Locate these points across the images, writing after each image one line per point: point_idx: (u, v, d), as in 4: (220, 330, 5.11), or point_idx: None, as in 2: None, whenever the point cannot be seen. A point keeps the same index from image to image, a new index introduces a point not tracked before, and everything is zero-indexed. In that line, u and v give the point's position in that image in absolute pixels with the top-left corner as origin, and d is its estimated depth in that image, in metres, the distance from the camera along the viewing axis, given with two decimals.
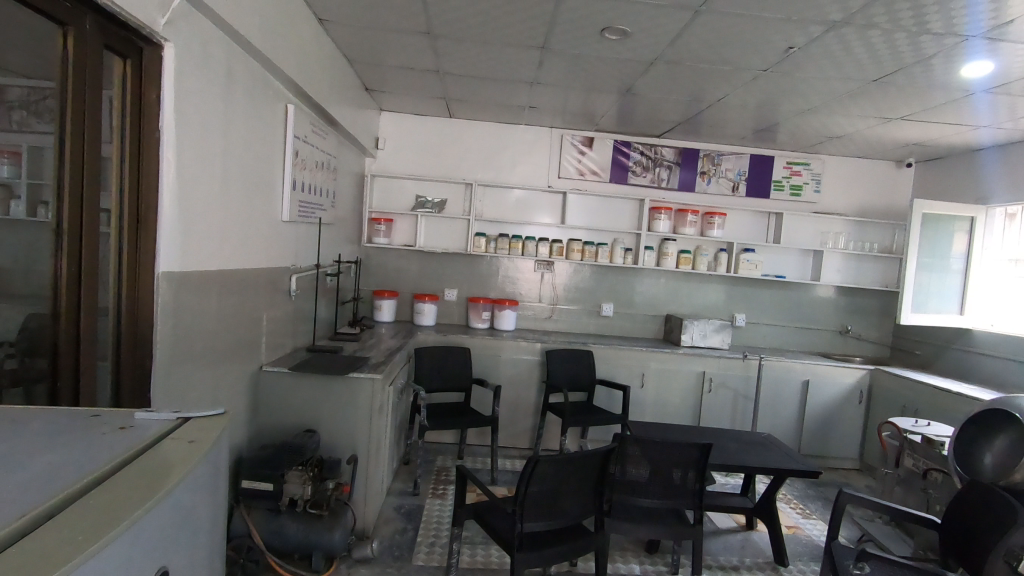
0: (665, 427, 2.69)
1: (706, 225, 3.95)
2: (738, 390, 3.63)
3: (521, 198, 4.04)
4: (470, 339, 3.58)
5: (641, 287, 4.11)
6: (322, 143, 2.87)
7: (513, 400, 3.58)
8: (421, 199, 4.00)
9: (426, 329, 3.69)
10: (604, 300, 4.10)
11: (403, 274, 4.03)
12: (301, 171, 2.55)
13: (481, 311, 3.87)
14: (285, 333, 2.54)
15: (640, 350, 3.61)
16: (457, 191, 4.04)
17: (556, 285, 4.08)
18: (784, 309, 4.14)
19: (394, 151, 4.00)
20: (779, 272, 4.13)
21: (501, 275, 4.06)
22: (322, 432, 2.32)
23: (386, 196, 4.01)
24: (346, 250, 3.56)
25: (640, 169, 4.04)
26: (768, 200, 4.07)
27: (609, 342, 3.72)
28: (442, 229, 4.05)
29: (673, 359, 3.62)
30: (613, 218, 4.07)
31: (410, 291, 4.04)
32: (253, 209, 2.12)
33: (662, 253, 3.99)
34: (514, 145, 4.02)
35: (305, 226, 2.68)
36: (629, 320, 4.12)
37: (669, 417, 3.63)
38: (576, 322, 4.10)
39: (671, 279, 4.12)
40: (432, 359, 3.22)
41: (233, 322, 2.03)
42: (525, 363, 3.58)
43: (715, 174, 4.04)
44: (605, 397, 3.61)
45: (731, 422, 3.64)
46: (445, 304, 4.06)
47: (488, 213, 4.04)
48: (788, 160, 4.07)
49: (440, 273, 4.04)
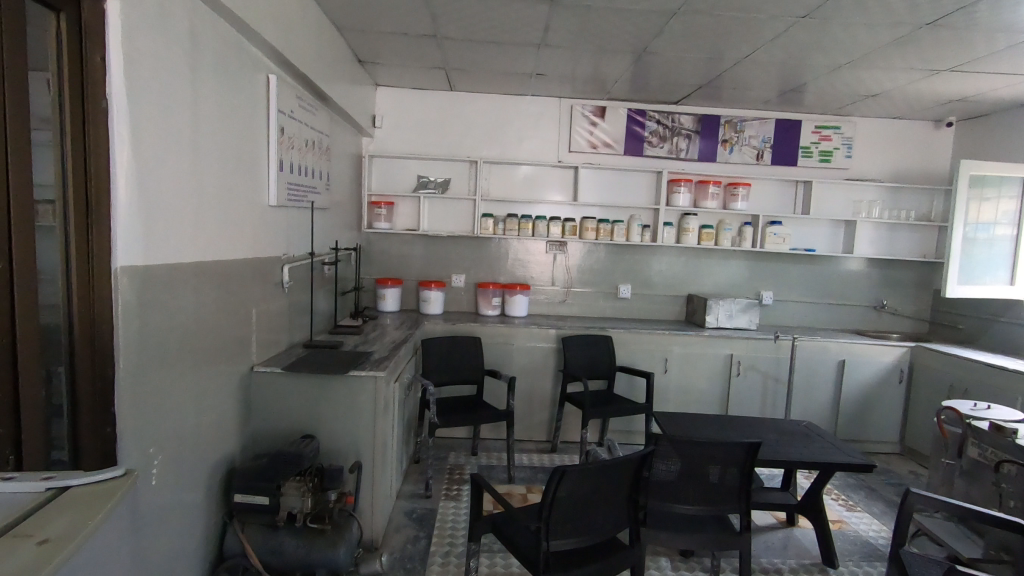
0: (695, 421, 2.46)
1: (729, 198, 3.71)
2: (768, 373, 3.40)
3: (529, 175, 3.78)
4: (480, 327, 3.36)
5: (660, 266, 3.86)
6: (313, 120, 2.62)
7: (527, 391, 3.37)
8: (423, 180, 3.75)
9: (433, 318, 3.47)
10: (620, 281, 3.86)
11: (407, 260, 3.81)
12: (288, 152, 2.31)
13: (490, 297, 3.66)
14: (278, 329, 2.32)
15: (663, 334, 3.38)
16: (461, 170, 3.78)
17: (570, 267, 3.84)
18: (814, 284, 3.87)
19: (392, 129, 3.75)
20: (808, 245, 3.85)
21: (511, 258, 3.83)
22: (322, 437, 2.12)
23: (385, 179, 3.77)
24: (344, 237, 3.34)
25: (657, 139, 3.74)
26: (795, 168, 3.78)
27: (628, 326, 3.49)
28: (446, 212, 3.81)
29: (698, 342, 3.39)
30: (628, 194, 3.80)
31: (415, 278, 3.82)
32: (234, 192, 1.90)
33: (682, 230, 3.73)
34: (521, 117, 3.75)
35: (296, 212, 2.45)
36: (648, 302, 3.87)
37: (695, 404, 3.40)
38: (592, 305, 3.86)
39: (691, 256, 3.86)
40: (440, 350, 3.01)
41: (217, 320, 1.82)
42: (539, 351, 3.36)
43: (737, 142, 3.74)
44: (626, 386, 3.38)
45: (762, 407, 3.41)
46: (452, 291, 3.83)
47: (494, 192, 3.79)
48: (817, 124, 3.76)
49: (446, 258, 3.82)
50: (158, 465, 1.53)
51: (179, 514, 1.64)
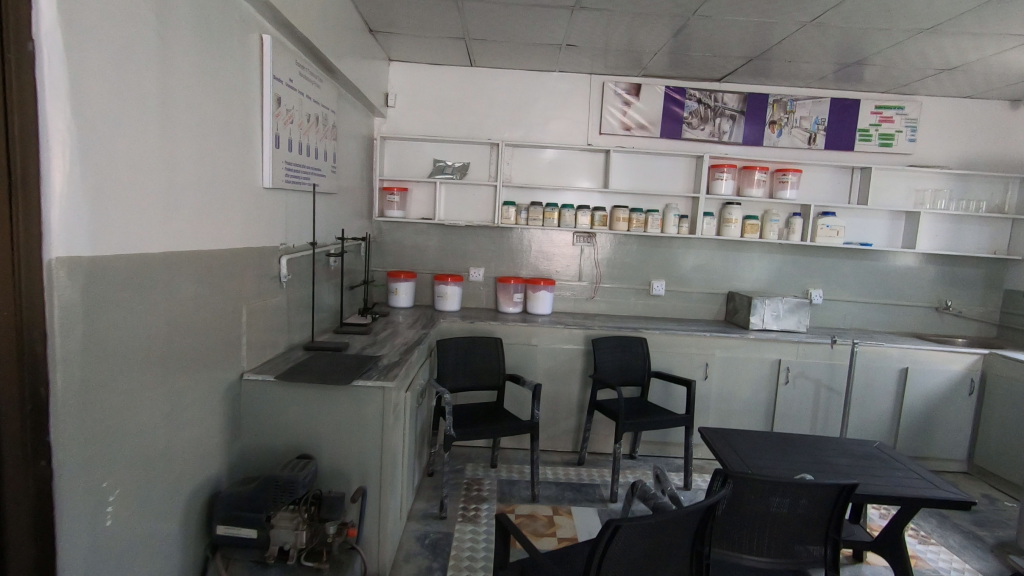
0: (750, 447, 2.15)
1: (777, 185, 3.35)
2: (820, 381, 3.05)
3: (555, 160, 3.46)
4: (500, 327, 3.05)
5: (697, 260, 3.52)
6: (317, 93, 2.32)
7: (552, 397, 3.07)
8: (439, 164, 3.44)
9: (450, 315, 3.17)
10: (654, 277, 3.52)
11: (421, 252, 3.52)
12: (286, 127, 2.01)
13: (512, 293, 3.36)
14: (274, 330, 2.04)
15: (704, 336, 3.04)
16: (480, 153, 3.47)
17: (598, 261, 3.51)
18: (869, 282, 3.50)
19: (406, 108, 3.44)
20: (864, 239, 3.48)
21: (534, 251, 3.51)
22: (322, 456, 1.83)
23: (398, 164, 3.47)
24: (352, 227, 3.05)
25: (697, 120, 3.39)
26: (851, 154, 3.40)
27: (663, 327, 3.16)
28: (464, 200, 3.51)
29: (742, 345, 3.05)
30: (663, 181, 3.46)
31: (430, 271, 3.53)
32: (217, 168, 1.60)
33: (724, 221, 3.38)
34: (547, 96, 3.42)
35: (295, 196, 2.16)
36: (684, 300, 3.54)
37: (738, 414, 3.08)
38: (622, 303, 3.54)
39: (733, 250, 3.51)
40: (457, 353, 2.71)
41: (197, 321, 1.54)
42: (565, 354, 3.06)
43: (787, 124, 3.37)
44: (661, 393, 3.05)
45: (812, 419, 3.07)
46: (470, 286, 3.53)
47: (516, 178, 3.47)
48: (877, 104, 3.37)
49: (464, 250, 3.52)
50: (115, 501, 1.25)
51: (147, 555, 1.37)
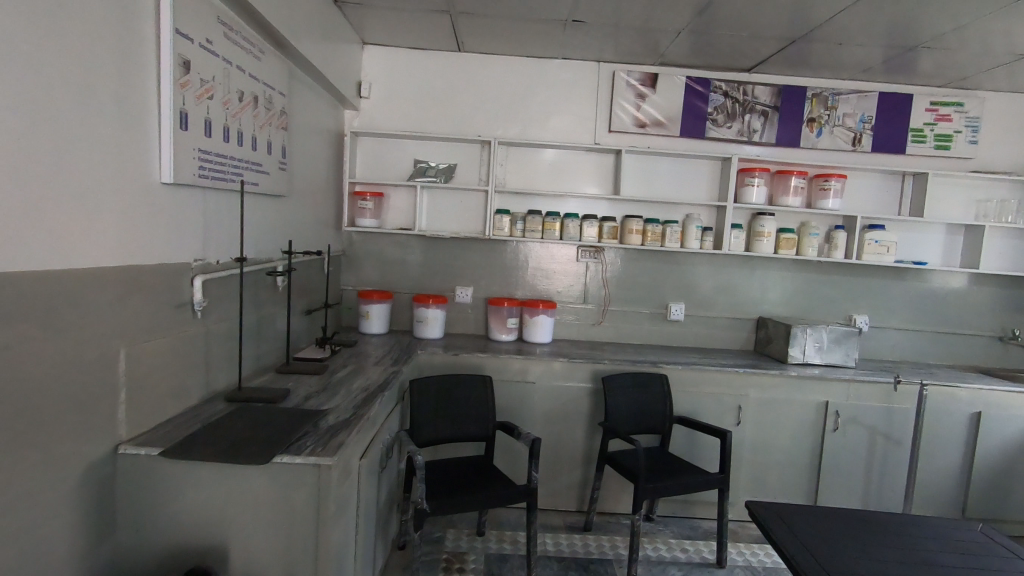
0: (828, 542, 1.61)
1: (817, 193, 2.86)
2: (875, 427, 2.54)
3: (556, 162, 2.96)
4: (490, 360, 2.53)
5: (722, 279, 3.01)
6: (255, 68, 1.81)
7: (552, 445, 2.55)
8: (421, 165, 2.93)
9: (431, 345, 2.65)
10: (671, 299, 3.01)
11: (399, 268, 3.00)
12: (201, 104, 1.50)
13: (506, 318, 2.84)
14: (181, 375, 1.51)
15: (736, 372, 2.52)
16: (469, 153, 2.96)
17: (606, 280, 3.00)
18: (921, 307, 3.01)
19: (383, 100, 2.94)
20: (917, 257, 2.98)
21: (532, 267, 3.00)
22: (230, 563, 1.29)
23: (372, 164, 2.96)
24: (313, 238, 2.53)
25: (723, 117, 2.89)
26: (901, 157, 2.92)
27: (685, 360, 2.64)
28: (451, 207, 3.00)
29: (781, 384, 2.54)
30: (682, 187, 2.96)
31: (409, 291, 3.01)
32: (58, 148, 1.08)
33: (754, 234, 2.88)
34: (547, 87, 2.93)
35: (217, 197, 1.64)
36: (706, 326, 3.02)
37: (775, 467, 2.56)
38: (634, 329, 3.02)
39: (763, 268, 3.01)
40: (436, 396, 2.17)
41: (18, 380, 1.01)
42: (568, 393, 2.54)
43: (828, 122, 2.89)
44: (685, 442, 2.52)
45: (864, 473, 2.56)
46: (456, 308, 3.01)
47: (512, 183, 2.97)
48: (933, 100, 2.89)
49: (449, 266, 3.00)
50: None
51: None
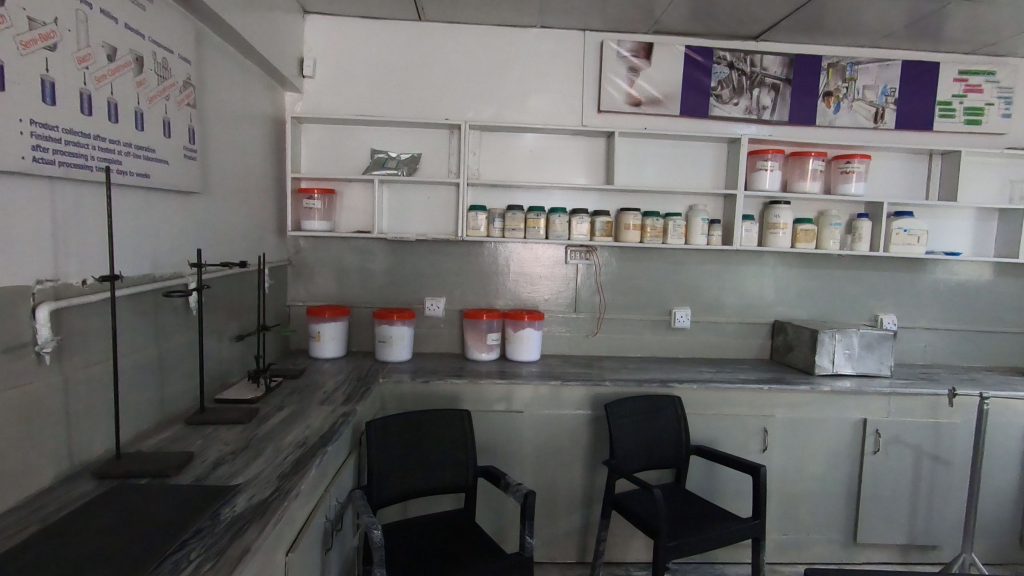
0: None
1: (837, 176, 2.50)
2: (921, 447, 2.17)
3: (539, 149, 2.55)
4: (469, 387, 2.09)
5: (731, 278, 2.63)
6: (135, 18, 1.35)
7: (547, 485, 2.13)
8: (379, 156, 2.48)
9: (396, 369, 2.20)
10: (675, 303, 2.62)
11: (358, 278, 2.55)
12: (32, 56, 1.04)
13: (485, 333, 2.40)
14: (22, 449, 1.05)
15: (761, 390, 2.13)
16: (436, 140, 2.52)
17: (600, 284, 2.59)
18: (954, 303, 2.67)
19: (331, 80, 2.48)
20: (947, 247, 2.64)
21: (513, 272, 2.58)
22: None
23: (321, 155, 2.49)
24: (246, 246, 2.07)
25: (729, 92, 2.51)
26: (928, 134, 2.57)
27: (699, 376, 2.25)
28: (416, 205, 2.55)
29: (812, 401, 2.16)
30: (683, 174, 2.58)
31: (371, 304, 2.56)
32: None
33: (768, 226, 2.52)
34: (525, 61, 2.51)
35: (75, 192, 1.18)
36: (716, 333, 2.64)
37: (808, 499, 2.18)
38: (635, 339, 2.61)
39: (779, 265, 2.63)
40: (399, 440, 1.72)
41: None
42: (564, 422, 2.12)
43: (846, 96, 2.53)
44: (703, 476, 2.13)
45: (910, 501, 2.19)
46: (427, 323, 2.56)
47: (487, 174, 2.54)
48: (961, 69, 2.55)
49: (417, 274, 2.56)
50: None
51: None
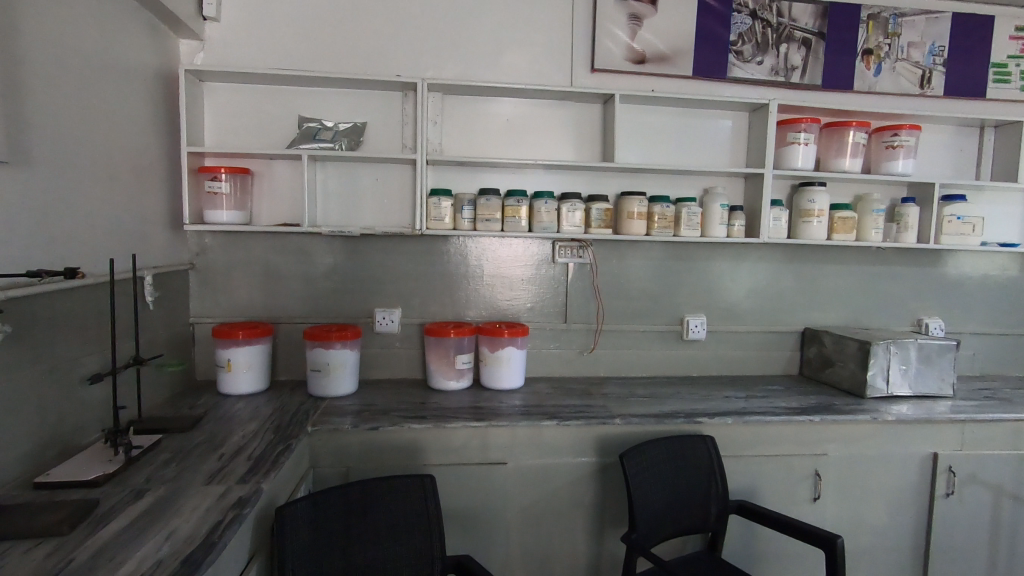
0: None
1: (880, 152, 2.06)
2: (1000, 484, 1.74)
3: (517, 117, 2.01)
4: (432, 433, 1.54)
5: (753, 278, 2.16)
6: None
7: (540, 559, 1.60)
8: (309, 124, 1.89)
9: (334, 409, 1.63)
10: (687, 310, 2.13)
11: (287, 286, 1.96)
12: None
13: (453, 354, 1.86)
14: None
15: (812, 422, 1.66)
16: (385, 105, 1.95)
17: (597, 288, 2.07)
18: (1005, 303, 2.27)
19: (243, 24, 1.87)
20: (1000, 237, 2.24)
21: (488, 274, 2.04)
22: None
23: (231, 124, 1.88)
24: (111, 245, 1.46)
25: (751, 48, 2.03)
26: (980, 103, 2.16)
27: (728, 403, 1.76)
28: (361, 189, 1.97)
29: (873, 433, 1.70)
30: (696, 151, 2.09)
31: (305, 319, 1.97)
32: None
33: (799, 214, 2.06)
34: (498, 4, 1.96)
35: None
36: (736, 345, 2.16)
37: (866, 556, 1.73)
38: (639, 355, 2.11)
39: (810, 262, 2.17)
40: (327, 530, 1.16)
41: None
42: (560, 474, 1.59)
43: (888, 56, 2.09)
44: (741, 543, 1.65)
45: (987, 553, 1.76)
46: (377, 341, 2.00)
47: (452, 149, 1.99)
48: (1018, 24, 2.14)
49: (364, 278, 1.99)
50: None
51: None
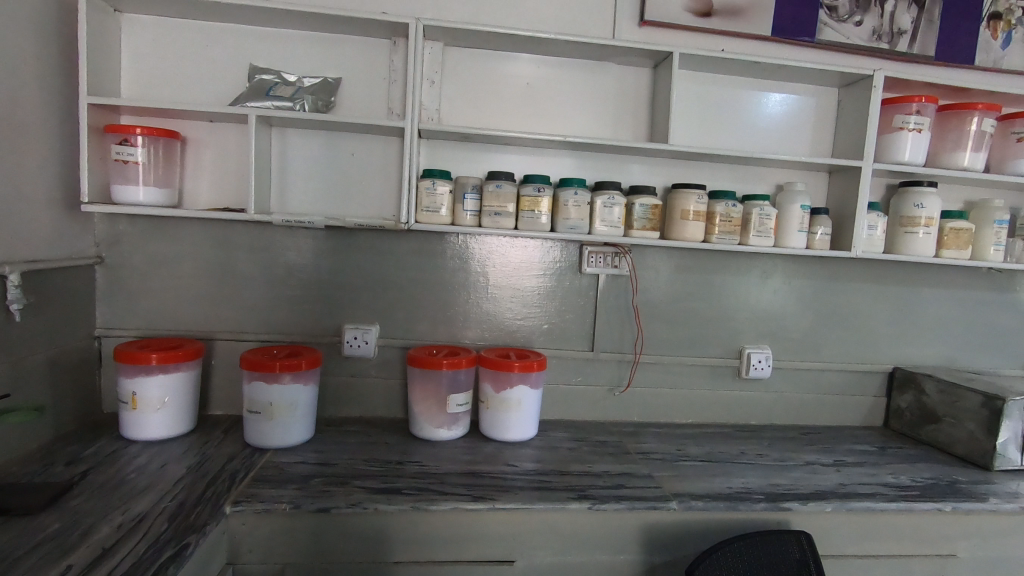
0: None
1: (1006, 146, 1.59)
2: None
3: (541, 80, 1.53)
4: (408, 517, 1.07)
5: (832, 303, 1.68)
6: None
7: None
8: (264, 76, 1.41)
9: (273, 471, 1.16)
10: (748, 340, 1.66)
11: (230, 290, 1.49)
12: None
13: (445, 393, 1.38)
14: None
15: (939, 512, 1.19)
16: (367, 54, 1.46)
17: (635, 308, 1.60)
18: None
19: None
20: None
21: (494, 284, 1.56)
22: None
23: (157, 71, 1.40)
24: None
25: (847, 4, 1.56)
26: None
27: (816, 476, 1.29)
28: (331, 167, 1.49)
29: (1018, 528, 1.23)
30: (768, 135, 1.62)
31: (252, 336, 1.50)
32: None
33: (898, 222, 1.59)
34: None
35: None
36: (806, 387, 1.69)
37: None
38: (684, 396, 1.64)
39: (905, 284, 1.70)
40: None
41: None
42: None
43: (1021, 22, 1.62)
44: None
45: None
46: (347, 367, 1.52)
47: (453, 118, 1.52)
48: None
49: (332, 283, 1.51)
50: None
51: None
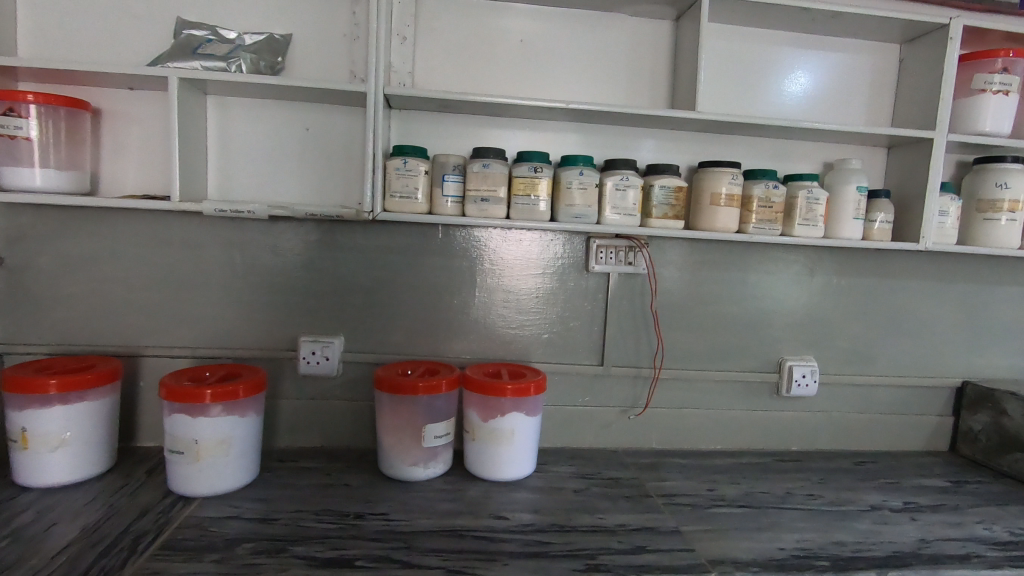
0: None
1: None
2: None
3: (537, 36, 1.25)
4: None
5: (890, 304, 1.40)
6: None
7: None
8: (194, 32, 1.14)
9: (192, 533, 0.90)
10: (788, 350, 1.38)
11: (161, 296, 1.23)
12: None
13: (420, 422, 1.12)
14: None
15: None
16: (321, 4, 1.19)
17: (654, 314, 1.33)
18: None
19: None
20: None
21: (483, 285, 1.29)
22: None
23: (63, 26, 1.13)
24: None
25: None
26: None
27: (888, 529, 1.02)
28: (281, 144, 1.23)
29: None
30: (813, 103, 1.34)
31: (189, 352, 1.24)
32: None
33: (975, 207, 1.30)
34: None
35: None
36: (858, 405, 1.42)
37: None
38: (712, 418, 1.37)
39: (977, 281, 1.41)
40: None
41: None
42: None
43: None
44: None
45: None
46: (305, 388, 1.26)
47: (429, 83, 1.24)
48: None
49: (285, 287, 1.25)
50: None
51: None
